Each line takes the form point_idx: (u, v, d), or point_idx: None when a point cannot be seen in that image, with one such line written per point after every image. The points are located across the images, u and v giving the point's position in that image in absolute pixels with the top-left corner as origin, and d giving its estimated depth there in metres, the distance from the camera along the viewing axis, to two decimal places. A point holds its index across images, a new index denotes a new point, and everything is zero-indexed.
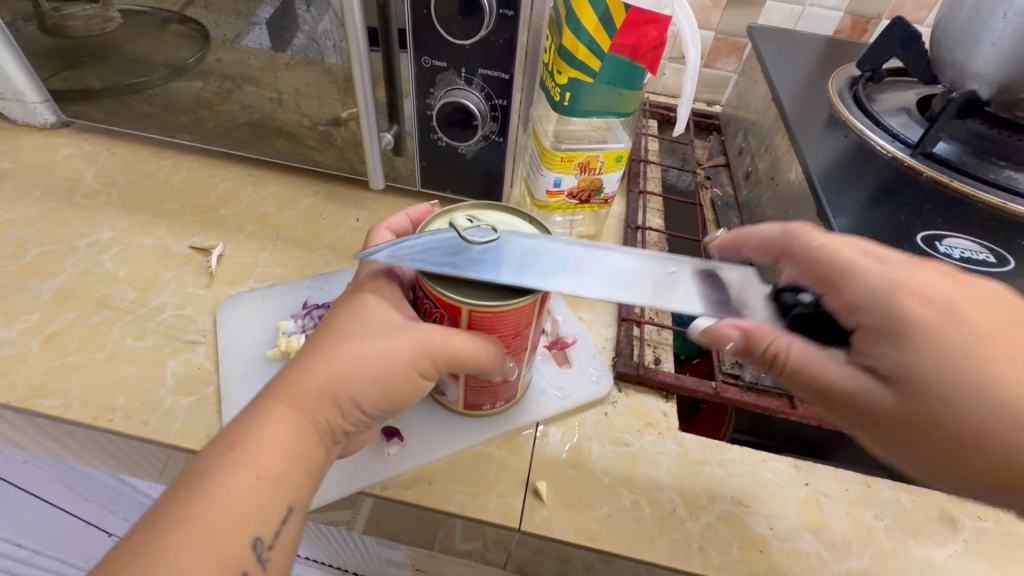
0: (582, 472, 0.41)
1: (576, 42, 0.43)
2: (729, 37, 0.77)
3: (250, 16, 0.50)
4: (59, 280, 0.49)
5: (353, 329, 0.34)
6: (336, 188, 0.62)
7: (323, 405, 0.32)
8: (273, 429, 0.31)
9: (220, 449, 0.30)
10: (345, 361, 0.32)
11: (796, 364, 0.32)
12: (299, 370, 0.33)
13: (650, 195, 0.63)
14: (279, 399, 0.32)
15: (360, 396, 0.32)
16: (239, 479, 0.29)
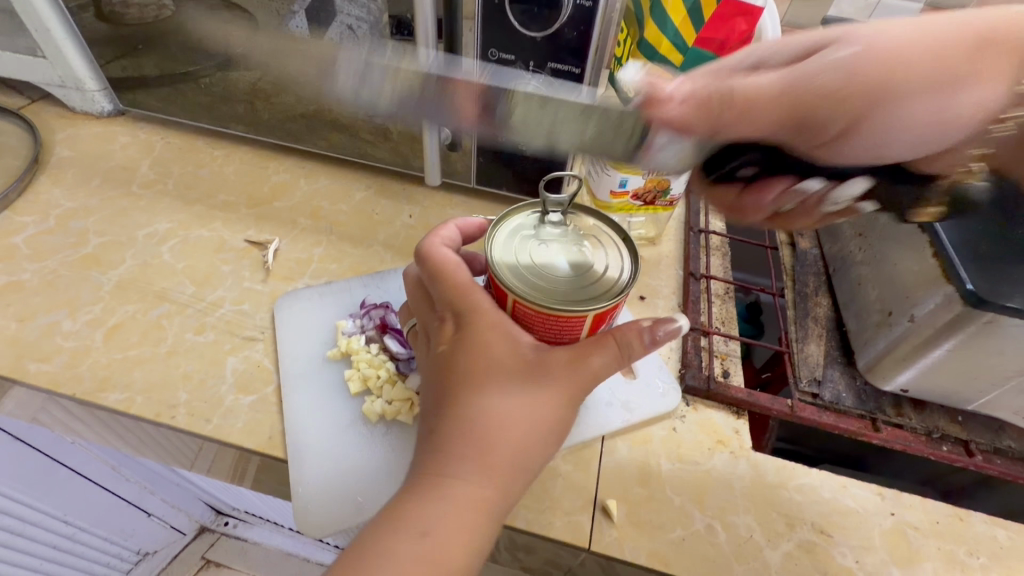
0: (651, 491, 0.39)
1: (659, 36, 0.41)
2: (796, 29, 0.73)
3: (291, 3, 0.50)
4: (119, 271, 0.49)
5: (493, 386, 0.31)
6: (389, 183, 0.61)
7: (507, 475, 0.30)
8: (462, 518, 0.29)
9: (393, 527, 0.29)
10: (504, 425, 0.31)
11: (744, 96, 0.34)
12: (472, 436, 0.30)
13: (714, 234, 0.57)
14: (460, 470, 0.30)
15: (530, 458, 0.31)
16: (422, 572, 0.27)
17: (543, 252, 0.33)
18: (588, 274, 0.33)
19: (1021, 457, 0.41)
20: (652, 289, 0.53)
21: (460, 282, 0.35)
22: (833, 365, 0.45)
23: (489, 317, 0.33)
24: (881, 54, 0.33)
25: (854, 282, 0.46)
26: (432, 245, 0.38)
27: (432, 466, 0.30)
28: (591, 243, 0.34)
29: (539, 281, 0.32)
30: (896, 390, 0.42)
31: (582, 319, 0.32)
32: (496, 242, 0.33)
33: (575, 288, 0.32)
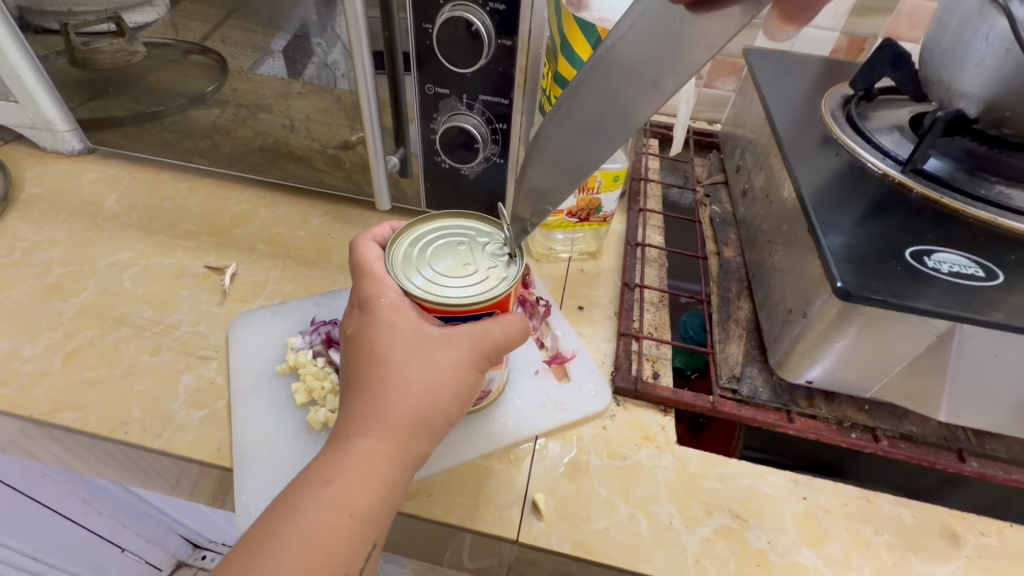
0: (579, 485, 0.41)
1: (570, 70, 0.45)
2: (727, 58, 0.81)
3: (263, 49, 0.53)
4: (81, 298, 0.52)
5: (422, 356, 0.34)
6: (345, 209, 0.64)
7: (405, 434, 0.33)
8: (364, 467, 0.31)
9: (306, 489, 0.31)
10: (421, 388, 0.34)
11: None
12: (365, 408, 0.33)
13: (651, 247, 0.61)
14: (360, 432, 0.33)
15: (433, 418, 0.34)
16: (329, 519, 0.30)
17: (441, 256, 0.37)
18: (478, 275, 0.36)
19: (923, 440, 0.45)
20: (591, 299, 0.57)
21: (373, 271, 0.38)
22: (752, 363, 0.49)
23: (392, 298, 0.36)
24: None
25: (767, 288, 0.50)
26: (362, 245, 0.40)
27: (344, 431, 0.33)
28: (492, 251, 0.37)
29: (439, 286, 0.35)
30: (804, 383, 0.46)
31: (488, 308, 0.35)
32: (401, 242, 0.37)
33: (465, 289, 0.35)
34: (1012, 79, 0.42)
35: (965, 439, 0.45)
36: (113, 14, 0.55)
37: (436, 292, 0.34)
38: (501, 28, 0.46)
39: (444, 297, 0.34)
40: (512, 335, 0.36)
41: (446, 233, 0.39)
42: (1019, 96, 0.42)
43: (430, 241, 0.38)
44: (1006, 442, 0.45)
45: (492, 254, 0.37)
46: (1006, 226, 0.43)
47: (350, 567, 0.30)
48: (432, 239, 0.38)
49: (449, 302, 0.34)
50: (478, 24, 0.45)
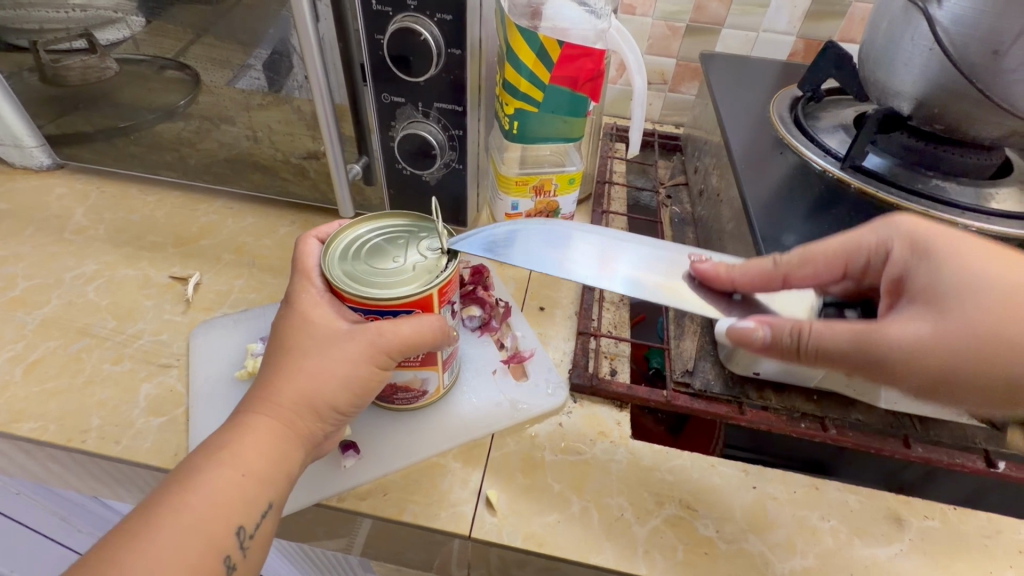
0: (533, 480, 0.42)
1: (518, 76, 0.46)
2: (690, 63, 0.83)
3: (234, 66, 0.55)
4: (44, 311, 0.52)
5: (322, 345, 0.36)
6: (313, 218, 0.65)
7: (301, 415, 0.36)
8: (262, 435, 0.34)
9: (207, 454, 0.34)
10: (320, 374, 0.36)
11: (822, 344, 0.33)
12: (268, 388, 0.36)
13: None
14: (261, 407, 0.36)
15: (331, 402, 0.36)
16: (224, 480, 0.33)
17: (379, 247, 0.40)
18: (403, 270, 0.38)
19: (871, 429, 0.46)
20: (553, 300, 0.58)
21: (307, 267, 0.41)
22: (705, 357, 0.50)
23: (312, 294, 0.39)
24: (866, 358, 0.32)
25: None
26: (301, 241, 0.42)
27: (250, 405, 0.36)
28: (426, 247, 0.40)
29: (367, 281, 0.38)
30: (752, 374, 0.47)
31: (409, 306, 0.37)
32: (346, 233, 0.41)
33: (391, 281, 0.38)
34: (939, 77, 0.43)
35: (910, 426, 0.46)
36: (84, 32, 0.56)
37: (364, 288, 0.37)
38: (450, 38, 0.47)
39: (371, 291, 0.37)
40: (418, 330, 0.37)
41: (385, 231, 0.42)
42: (945, 94, 0.44)
43: (369, 237, 0.41)
44: (951, 427, 0.47)
45: (422, 253, 0.40)
46: (936, 217, 0.45)
47: (243, 521, 0.32)
48: (373, 232, 0.42)
49: (373, 297, 0.36)
50: (426, 34, 0.47)
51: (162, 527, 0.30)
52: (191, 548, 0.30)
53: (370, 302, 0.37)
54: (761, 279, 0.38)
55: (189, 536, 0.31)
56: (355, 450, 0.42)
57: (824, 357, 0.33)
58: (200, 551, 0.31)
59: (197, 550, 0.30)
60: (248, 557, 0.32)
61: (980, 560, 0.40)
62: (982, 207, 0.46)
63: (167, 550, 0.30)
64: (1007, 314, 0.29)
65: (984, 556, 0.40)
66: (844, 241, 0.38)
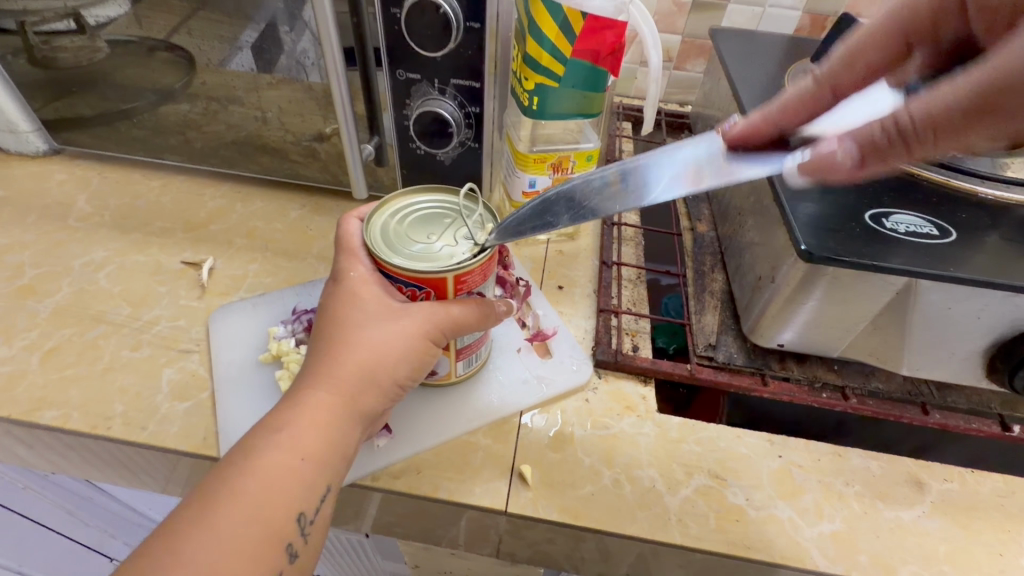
0: (564, 455, 0.43)
1: (539, 49, 0.46)
2: (696, 40, 0.82)
3: (237, 41, 0.53)
4: (55, 299, 0.51)
5: (373, 327, 0.36)
6: (323, 201, 0.64)
7: (360, 395, 0.35)
8: (318, 416, 0.34)
9: (263, 439, 0.33)
10: (377, 352, 0.36)
11: (931, 115, 0.27)
12: (322, 368, 0.35)
13: (626, 226, 0.62)
14: (314, 388, 0.35)
15: (389, 380, 0.36)
16: (284, 463, 0.32)
17: (415, 225, 0.40)
18: (432, 250, 0.38)
19: (890, 397, 0.47)
20: (570, 279, 0.58)
21: (351, 245, 0.40)
22: (726, 332, 0.50)
23: (360, 271, 0.38)
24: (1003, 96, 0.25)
25: (739, 260, 0.52)
26: (343, 221, 0.42)
27: (302, 386, 0.35)
28: (463, 235, 0.39)
29: (397, 251, 0.38)
30: (775, 346, 0.47)
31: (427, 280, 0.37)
32: (405, 199, 0.42)
33: (419, 258, 0.37)
34: None
35: (928, 393, 0.47)
36: (73, 11, 0.54)
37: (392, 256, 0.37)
38: (469, 11, 0.46)
39: (395, 258, 0.37)
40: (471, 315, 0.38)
41: (440, 205, 0.42)
42: None
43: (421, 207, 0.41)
44: (967, 393, 0.47)
45: (454, 240, 0.39)
46: (955, 187, 0.45)
47: (304, 507, 0.32)
48: (410, 211, 0.41)
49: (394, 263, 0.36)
50: (446, 7, 0.46)
51: (225, 510, 0.30)
52: (254, 536, 0.30)
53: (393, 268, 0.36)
54: (800, 111, 0.38)
55: (253, 521, 0.30)
56: (387, 430, 0.42)
57: (930, 111, 0.27)
58: (263, 536, 0.30)
59: (259, 537, 0.30)
60: (307, 544, 0.32)
61: (997, 519, 0.41)
62: (999, 176, 0.46)
63: (230, 535, 0.29)
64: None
65: (1002, 516, 0.41)
66: (843, 68, 0.38)
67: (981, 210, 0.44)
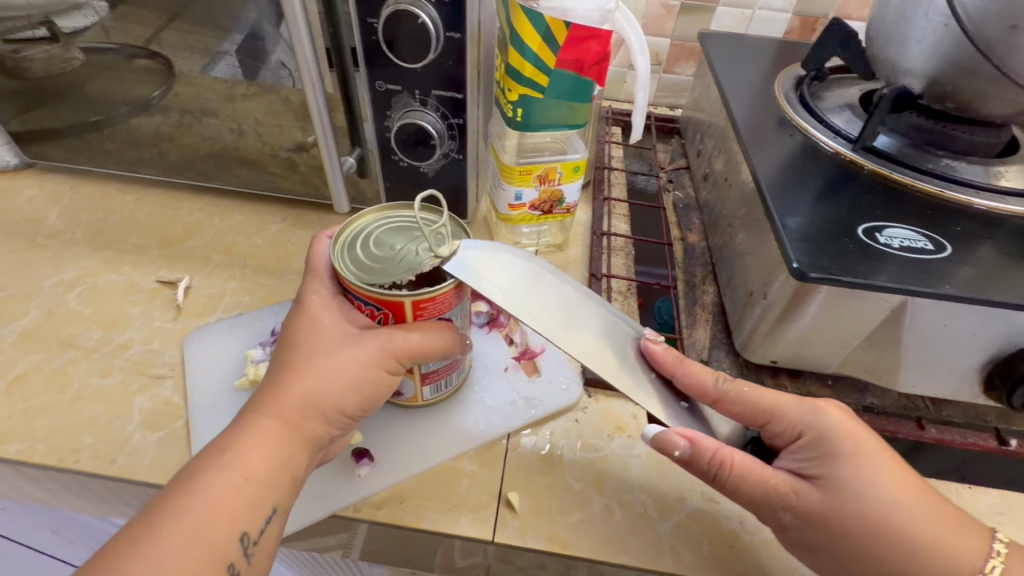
0: (553, 480, 0.41)
1: (521, 59, 0.44)
2: (685, 43, 0.81)
3: (213, 51, 0.51)
4: (23, 322, 0.49)
5: (330, 348, 0.35)
6: (305, 213, 0.62)
7: (309, 418, 0.34)
8: (266, 438, 0.32)
9: (209, 459, 0.32)
10: (329, 372, 0.34)
11: (735, 482, 0.34)
12: (273, 389, 0.34)
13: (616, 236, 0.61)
14: (264, 409, 0.34)
15: (340, 406, 0.35)
16: (226, 484, 0.31)
17: (381, 240, 0.38)
18: (393, 266, 0.36)
19: (886, 412, 0.46)
20: None
21: (319, 267, 0.39)
22: (719, 346, 0.49)
23: (320, 295, 0.37)
24: (781, 515, 0.34)
25: (731, 272, 0.51)
26: (314, 241, 0.40)
27: (254, 407, 0.34)
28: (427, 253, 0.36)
29: (359, 262, 0.36)
30: (768, 362, 0.46)
31: (400, 302, 0.35)
32: (394, 209, 0.40)
33: (376, 274, 0.35)
34: (952, 54, 0.43)
35: (924, 407, 0.46)
36: (43, 18, 0.51)
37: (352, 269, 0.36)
38: (449, 21, 0.45)
39: (355, 273, 0.35)
40: (435, 337, 0.36)
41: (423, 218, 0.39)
42: (956, 71, 0.43)
43: (405, 218, 0.40)
44: (963, 407, 0.47)
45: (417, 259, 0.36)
46: (950, 199, 0.44)
47: (249, 526, 0.31)
48: (377, 223, 0.39)
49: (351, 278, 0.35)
50: (424, 17, 0.44)
51: (162, 532, 0.29)
52: (191, 556, 0.28)
53: (367, 292, 0.35)
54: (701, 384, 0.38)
55: (189, 543, 0.29)
56: (368, 459, 0.41)
57: (731, 492, 0.35)
58: (199, 558, 0.29)
59: (196, 559, 0.29)
60: (252, 565, 0.31)
61: None
62: (995, 186, 0.46)
63: (165, 557, 0.28)
64: (874, 527, 0.32)
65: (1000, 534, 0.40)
66: (797, 403, 0.36)
67: (977, 222, 0.43)
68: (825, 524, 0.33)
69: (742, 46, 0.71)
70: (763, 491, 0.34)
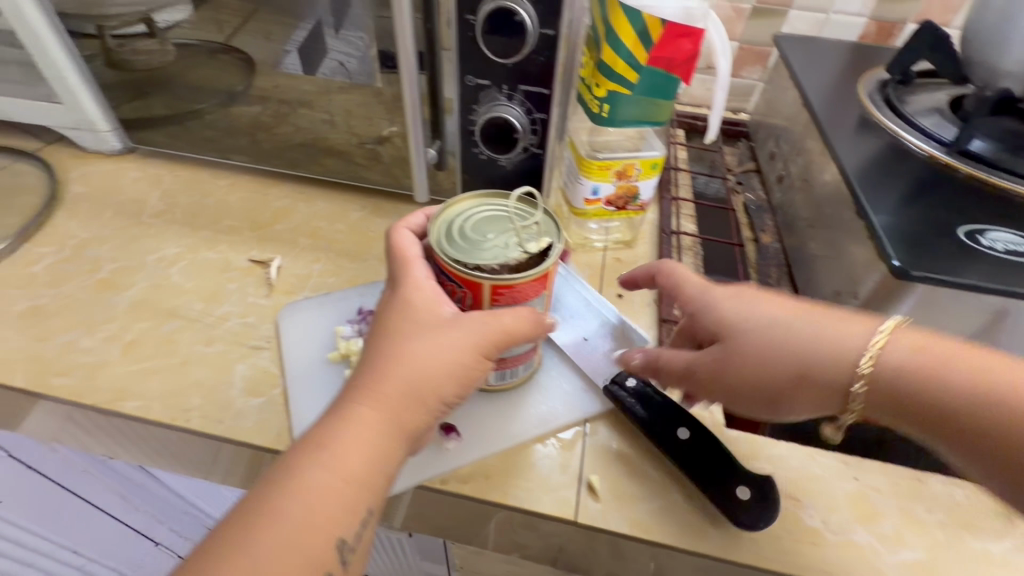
0: (631, 467, 0.42)
1: (615, 56, 0.46)
2: (754, 46, 0.81)
3: (289, 43, 0.55)
4: (132, 292, 0.53)
5: (423, 341, 0.36)
6: (383, 203, 0.65)
7: (405, 410, 0.35)
8: (361, 433, 0.34)
9: (308, 453, 0.33)
10: (425, 366, 0.36)
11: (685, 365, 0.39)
12: (369, 380, 0.35)
13: (686, 235, 0.61)
14: (359, 402, 0.35)
15: (434, 396, 0.36)
16: (326, 482, 0.32)
17: (475, 225, 0.40)
18: (478, 252, 0.38)
19: None
20: (629, 288, 0.57)
21: (407, 256, 0.41)
22: None
23: (417, 277, 0.39)
24: (753, 380, 0.36)
25: (811, 272, 0.51)
26: (395, 232, 0.42)
27: (347, 400, 0.35)
28: (509, 247, 0.38)
29: (451, 241, 0.38)
30: None
31: (479, 284, 0.37)
32: (493, 198, 0.42)
33: (460, 255, 0.37)
34: None
35: None
36: (143, 16, 0.57)
37: (444, 247, 0.38)
38: (544, 18, 0.46)
39: (446, 251, 0.38)
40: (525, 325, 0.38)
41: (515, 211, 0.41)
42: None
43: (500, 207, 0.41)
44: None
45: (498, 252, 0.38)
46: None
47: (344, 533, 0.32)
48: (471, 207, 0.41)
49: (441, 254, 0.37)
50: (521, 14, 0.46)
51: (268, 534, 0.30)
52: (295, 555, 0.30)
53: (452, 269, 0.37)
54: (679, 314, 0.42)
55: (292, 540, 0.31)
56: (455, 433, 0.43)
57: (689, 377, 0.39)
58: (303, 558, 0.31)
59: (299, 560, 0.30)
60: (348, 566, 0.33)
61: None
62: None
63: (272, 558, 0.30)
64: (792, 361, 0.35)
65: None
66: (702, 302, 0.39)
67: None
68: (804, 366, 0.35)
69: (818, 49, 0.70)
70: (714, 359, 0.37)
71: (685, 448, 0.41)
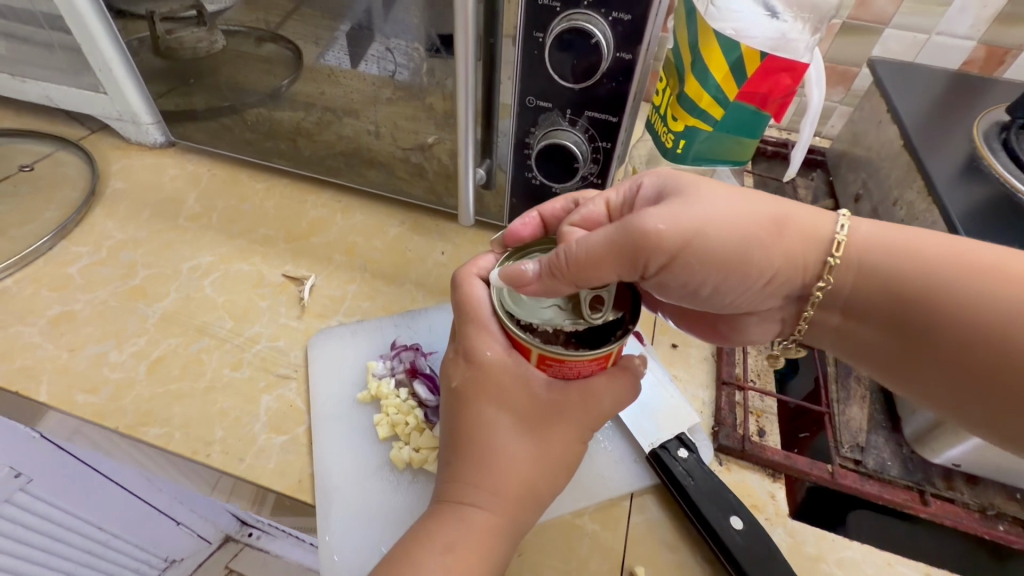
0: (681, 557, 0.37)
1: (702, 89, 0.40)
2: (838, 67, 0.73)
3: (324, 44, 0.53)
4: (164, 304, 0.51)
5: (529, 430, 0.35)
6: (422, 219, 0.61)
7: (521, 507, 0.33)
8: (481, 536, 0.32)
9: (429, 558, 0.31)
10: (535, 457, 0.34)
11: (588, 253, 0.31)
12: (478, 477, 0.33)
13: None
14: (472, 501, 0.33)
15: (544, 490, 0.35)
16: None
17: None
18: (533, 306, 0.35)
19: None
20: (684, 337, 0.52)
21: (480, 315, 0.37)
22: (877, 430, 0.44)
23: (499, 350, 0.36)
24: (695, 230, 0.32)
25: None
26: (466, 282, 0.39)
27: (456, 494, 0.33)
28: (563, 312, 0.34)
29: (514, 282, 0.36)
30: (948, 463, 0.41)
31: (528, 349, 0.33)
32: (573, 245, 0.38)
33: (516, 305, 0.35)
34: None
35: None
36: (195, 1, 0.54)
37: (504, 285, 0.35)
38: (622, 40, 0.41)
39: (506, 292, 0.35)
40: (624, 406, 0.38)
41: None
42: None
43: None
44: None
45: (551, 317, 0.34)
46: None
47: None
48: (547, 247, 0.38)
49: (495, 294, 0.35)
50: (598, 35, 0.41)
51: None
52: None
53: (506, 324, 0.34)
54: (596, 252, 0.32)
55: None
56: None
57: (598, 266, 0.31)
58: None
59: None
60: None
61: None
62: None
63: None
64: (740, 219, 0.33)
65: None
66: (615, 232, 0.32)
67: None
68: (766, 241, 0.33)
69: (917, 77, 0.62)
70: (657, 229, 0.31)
71: (742, 546, 0.36)
